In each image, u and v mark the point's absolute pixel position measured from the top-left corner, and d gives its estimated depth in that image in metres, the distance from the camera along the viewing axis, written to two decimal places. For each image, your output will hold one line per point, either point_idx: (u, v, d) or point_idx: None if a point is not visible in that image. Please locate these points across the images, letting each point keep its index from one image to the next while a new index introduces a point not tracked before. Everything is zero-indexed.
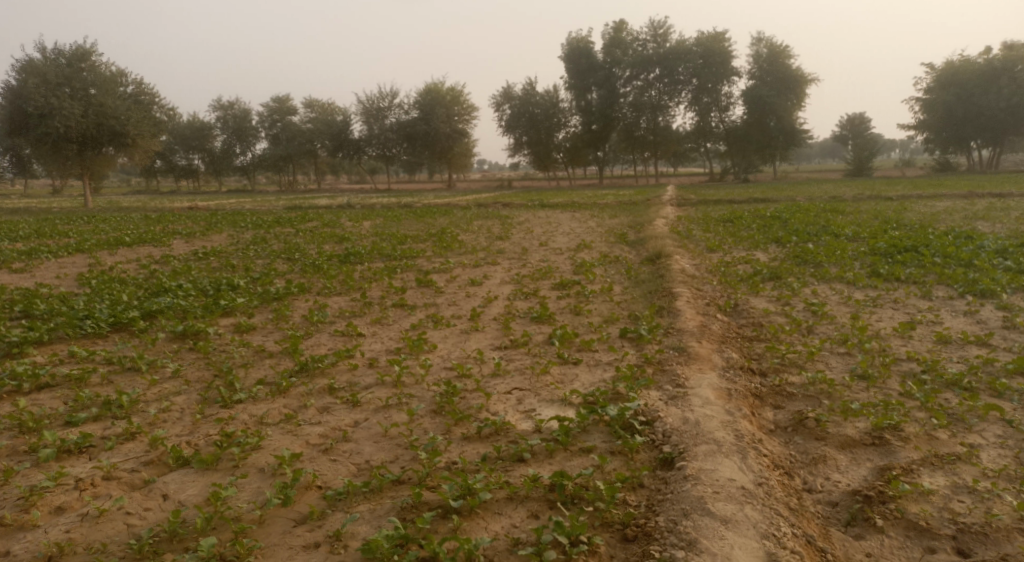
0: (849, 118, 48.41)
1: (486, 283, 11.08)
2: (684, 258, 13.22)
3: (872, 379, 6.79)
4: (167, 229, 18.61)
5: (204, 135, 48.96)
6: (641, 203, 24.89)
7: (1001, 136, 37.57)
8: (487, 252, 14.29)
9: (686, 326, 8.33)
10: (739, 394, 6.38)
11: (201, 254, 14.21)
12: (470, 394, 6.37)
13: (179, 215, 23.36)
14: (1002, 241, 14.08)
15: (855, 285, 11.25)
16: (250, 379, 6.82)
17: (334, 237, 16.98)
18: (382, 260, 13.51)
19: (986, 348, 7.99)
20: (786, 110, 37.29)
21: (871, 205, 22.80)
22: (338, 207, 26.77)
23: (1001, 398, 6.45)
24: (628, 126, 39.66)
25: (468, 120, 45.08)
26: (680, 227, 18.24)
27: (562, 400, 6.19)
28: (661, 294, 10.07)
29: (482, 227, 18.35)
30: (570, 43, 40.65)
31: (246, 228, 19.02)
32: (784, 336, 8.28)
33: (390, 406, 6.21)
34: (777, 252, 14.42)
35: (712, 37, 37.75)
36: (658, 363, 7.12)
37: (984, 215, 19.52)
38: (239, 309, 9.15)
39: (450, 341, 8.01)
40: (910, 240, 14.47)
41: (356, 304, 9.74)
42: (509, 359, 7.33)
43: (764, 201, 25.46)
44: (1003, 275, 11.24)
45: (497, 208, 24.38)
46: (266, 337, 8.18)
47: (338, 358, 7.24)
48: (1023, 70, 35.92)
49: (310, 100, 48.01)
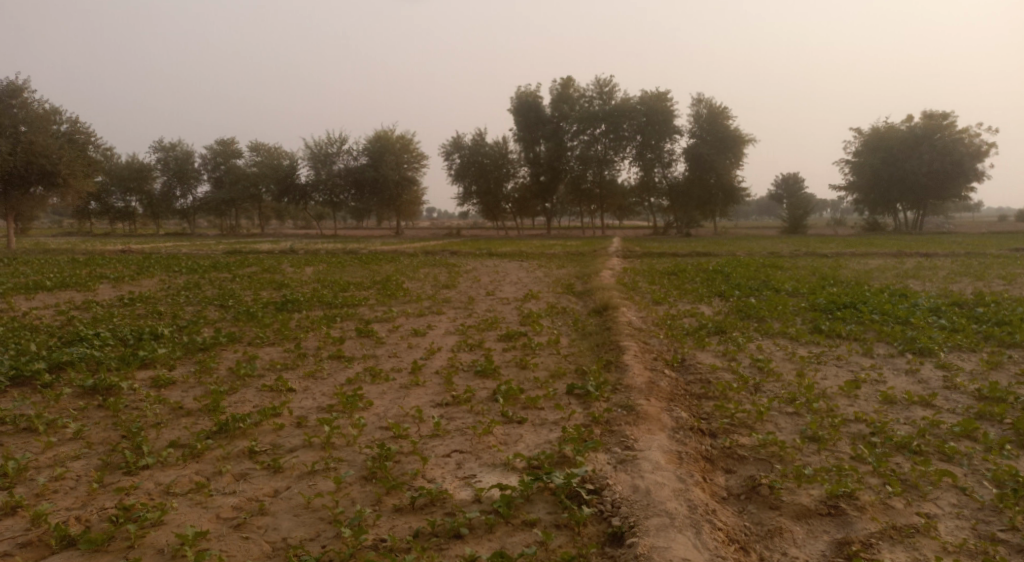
0: (783, 177, 49.83)
1: (430, 333, 10.68)
2: (630, 310, 13.08)
3: (823, 440, 6.58)
4: (95, 272, 17.75)
5: (142, 177, 47.49)
6: (588, 254, 24.94)
7: (924, 199, 39.11)
8: (432, 300, 13.95)
9: (635, 382, 8.05)
10: (690, 457, 6.07)
11: (128, 300, 13.48)
12: (405, 458, 5.92)
13: (109, 258, 22.40)
14: (936, 299, 14.36)
15: (798, 341, 11.21)
16: (161, 441, 6.27)
17: (272, 283, 16.40)
18: (322, 308, 13.02)
19: (930, 409, 7.90)
20: (726, 168, 38.17)
21: (808, 262, 23.27)
22: (280, 252, 26.13)
23: (950, 462, 6.29)
24: (575, 178, 40.08)
25: (417, 168, 44.97)
26: (626, 279, 18.20)
27: (505, 465, 5.79)
28: (608, 348, 9.81)
29: (428, 275, 18.00)
30: (519, 97, 41.04)
31: (179, 272, 18.28)
32: (732, 393, 8.07)
33: (315, 472, 5.73)
34: (721, 305, 14.44)
35: (656, 96, 38.61)
36: (606, 422, 6.78)
37: (914, 273, 20.06)
38: (158, 361, 8.58)
39: (388, 397, 7.55)
40: (848, 296, 14.67)
41: (289, 355, 9.24)
42: (450, 417, 6.89)
43: (707, 254, 25.79)
44: (941, 334, 11.36)
45: (444, 255, 24.11)
46: (186, 392, 7.63)
47: (262, 418, 6.73)
48: (942, 137, 37.59)
49: (255, 144, 47.25)
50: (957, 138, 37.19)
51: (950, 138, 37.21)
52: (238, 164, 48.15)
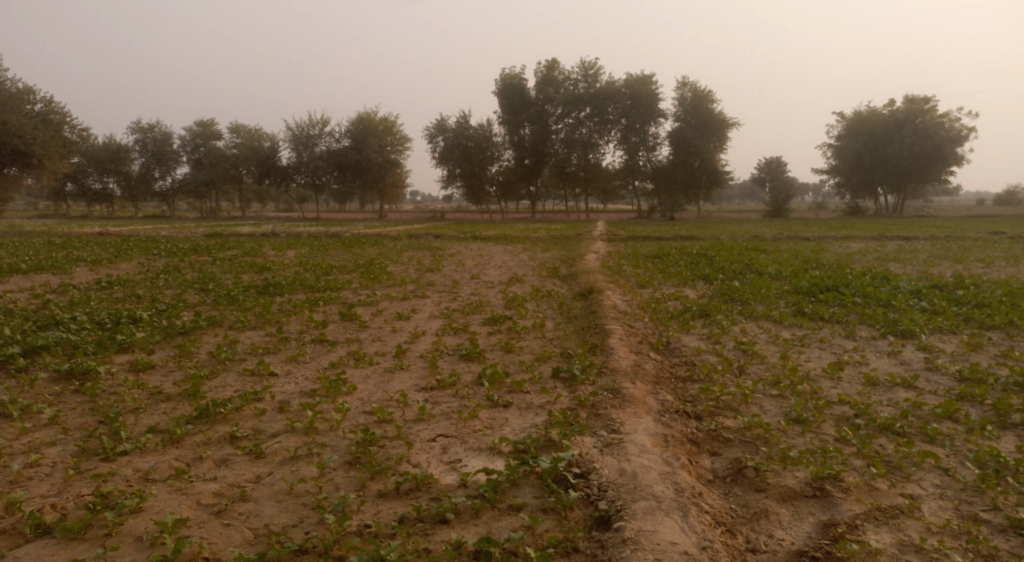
0: (766, 161, 49.96)
1: (414, 317, 10.60)
2: (615, 294, 13.06)
3: (808, 423, 6.59)
4: (72, 255, 17.47)
5: (120, 158, 46.81)
6: (573, 237, 24.87)
7: (904, 183, 39.36)
8: (416, 284, 13.86)
9: (620, 365, 8.03)
10: (676, 440, 6.06)
11: (105, 283, 13.26)
12: (390, 443, 5.87)
13: (86, 241, 22.06)
14: (917, 282, 14.44)
15: (782, 324, 11.25)
16: (139, 426, 6.18)
17: (253, 266, 16.23)
18: (304, 292, 12.89)
19: (913, 391, 7.94)
20: (710, 152, 38.18)
21: (790, 245, 23.33)
22: (261, 235, 25.88)
23: (933, 443, 6.32)
24: (560, 161, 39.94)
25: (400, 150, 44.66)
26: (610, 262, 18.19)
27: (490, 449, 5.75)
28: (593, 331, 9.79)
29: (412, 258, 17.89)
30: (503, 79, 40.74)
31: (158, 256, 18.06)
32: (716, 376, 8.07)
33: (298, 458, 5.67)
34: (705, 288, 14.45)
35: (641, 79, 38.50)
36: (592, 406, 6.76)
37: (896, 256, 20.18)
38: (137, 345, 8.47)
39: (372, 381, 7.48)
40: (830, 279, 14.73)
41: (271, 339, 9.13)
42: (435, 402, 6.83)
43: (690, 238, 25.83)
44: (922, 316, 11.43)
45: (427, 239, 23.97)
46: (165, 376, 7.53)
47: (244, 402, 6.64)
48: (923, 121, 37.81)
49: (236, 125, 46.67)
50: (938, 122, 37.41)
51: (932, 122, 37.41)
52: (218, 146, 47.55)
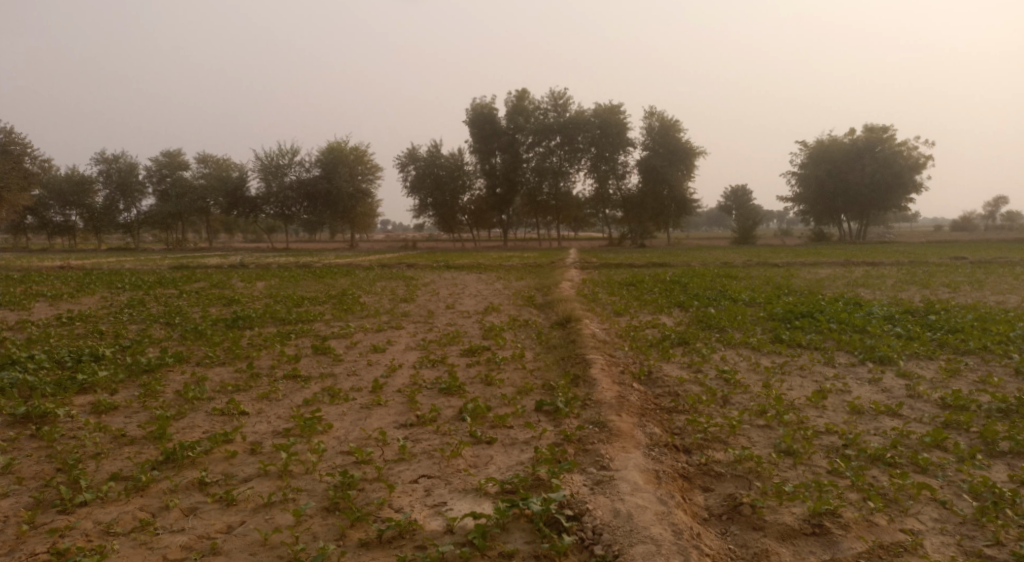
0: (731, 188, 50.51)
1: (390, 349, 10.33)
2: (592, 322, 12.91)
3: (798, 454, 6.44)
4: (32, 290, 16.98)
5: (83, 190, 45.94)
6: (546, 265, 24.77)
7: (867, 210, 40.05)
8: (391, 314, 13.61)
9: (604, 397, 7.84)
10: (668, 476, 5.87)
11: (66, 318, 12.84)
12: (369, 486, 5.61)
13: (46, 275, 21.47)
14: (889, 308, 14.51)
15: (760, 351, 11.15)
16: (101, 474, 5.94)
17: (221, 299, 15.85)
18: (274, 325, 12.57)
19: (898, 419, 7.83)
20: (678, 180, 38.54)
21: (760, 271, 23.51)
22: (230, 266, 25.42)
23: (925, 474, 6.19)
24: (531, 190, 39.99)
25: (371, 180, 44.49)
26: (585, 290, 18.09)
27: (477, 490, 5.51)
28: (574, 361, 9.60)
29: (385, 288, 17.63)
30: (473, 109, 40.78)
31: (122, 289, 17.59)
32: (702, 406, 7.92)
33: (273, 504, 5.39)
34: (681, 316, 14.37)
35: (609, 109, 38.82)
36: (579, 441, 6.55)
37: (864, 282, 20.36)
38: (99, 385, 8.22)
39: (348, 418, 7.20)
40: (805, 306, 14.74)
41: (241, 376, 8.83)
42: (416, 439, 6.59)
43: (661, 265, 25.87)
44: (898, 342, 11.42)
45: (400, 268, 23.71)
46: (129, 419, 7.26)
47: (213, 445, 6.37)
48: (882, 150, 38.57)
49: (202, 155, 46.13)
50: (896, 151, 38.20)
51: (891, 151, 38.16)
52: (185, 176, 46.88)
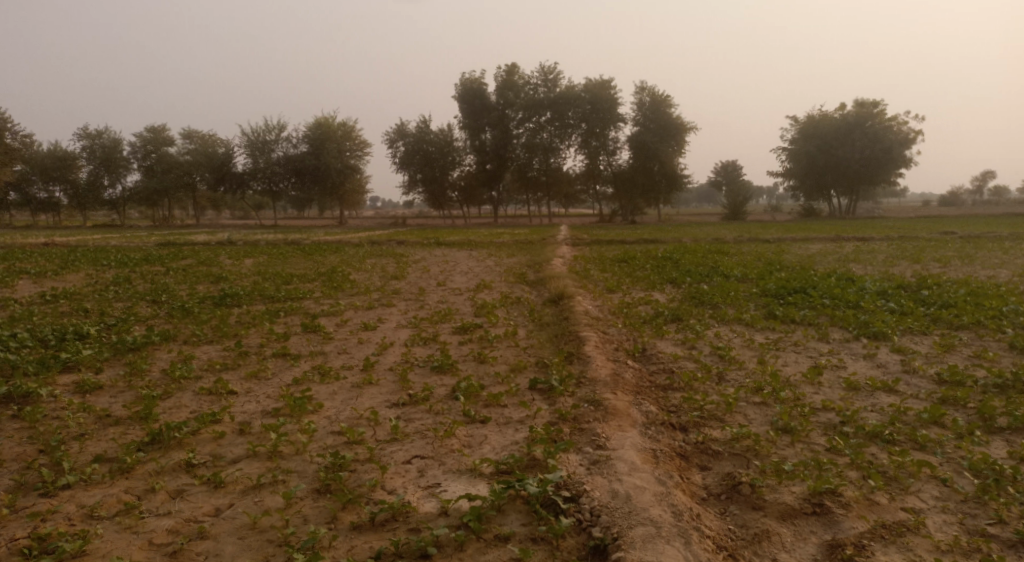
0: (722, 164, 50.26)
1: (381, 327, 10.18)
2: (585, 299, 12.77)
3: (796, 432, 6.36)
4: (16, 267, 16.73)
5: (67, 166, 45.29)
6: (537, 242, 24.59)
7: (856, 186, 39.95)
8: (381, 292, 13.43)
9: (599, 375, 7.73)
10: (665, 456, 5.78)
11: (51, 296, 12.62)
12: (361, 467, 5.49)
13: (30, 252, 21.12)
14: (882, 283, 14.41)
15: (754, 327, 11.06)
16: (85, 455, 5.80)
17: (209, 276, 15.64)
18: (263, 302, 12.39)
19: (895, 395, 7.75)
20: (669, 156, 38.30)
21: (752, 247, 23.40)
22: (218, 243, 25.14)
23: (925, 451, 6.11)
24: (521, 166, 39.71)
25: (359, 156, 44.09)
26: (577, 267, 17.95)
27: (471, 471, 5.41)
28: (567, 339, 9.48)
29: (375, 266, 17.42)
30: (462, 84, 40.35)
31: (108, 266, 17.34)
32: (697, 384, 7.82)
33: (262, 486, 5.26)
34: (674, 292, 14.24)
35: (600, 84, 38.47)
36: (574, 420, 6.45)
37: (856, 257, 20.25)
38: (83, 364, 8.07)
39: (339, 398, 7.07)
40: (797, 281, 14.61)
41: (229, 354, 8.67)
42: (408, 419, 6.46)
43: (652, 241, 25.69)
44: (892, 317, 11.33)
45: (391, 245, 23.48)
46: (114, 399, 7.12)
47: (200, 425, 6.23)
48: (873, 125, 38.37)
49: (188, 131, 45.52)
50: (887, 126, 38.01)
51: (881, 125, 38.04)
52: (170, 152, 46.27)
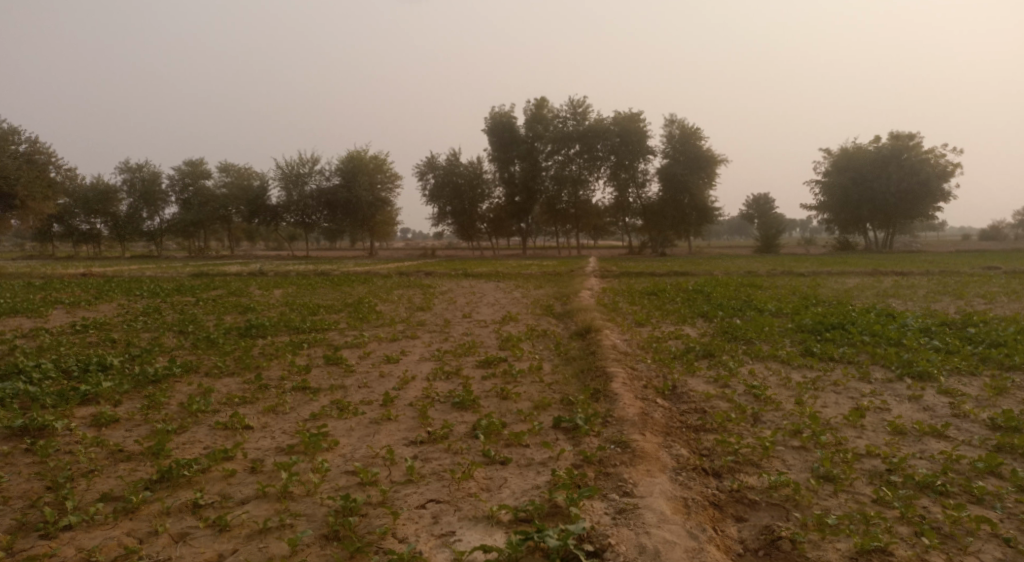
0: (753, 196, 49.60)
1: (403, 360, 9.92)
2: (613, 333, 12.43)
3: (839, 481, 5.94)
4: (51, 297, 16.86)
5: (107, 198, 46.14)
6: (566, 274, 24.27)
7: (892, 219, 39.15)
8: (406, 323, 13.22)
9: (626, 414, 7.37)
10: (698, 505, 5.41)
11: (81, 326, 12.61)
12: (373, 511, 5.20)
13: (67, 282, 21.37)
14: (925, 320, 13.86)
15: (790, 364, 10.60)
16: (91, 493, 5.58)
17: (237, 306, 15.61)
18: (289, 333, 12.23)
19: (946, 441, 7.27)
20: (699, 188, 37.88)
21: (786, 281, 22.90)
22: (249, 273, 25.32)
23: (982, 505, 5.68)
24: (550, 199, 39.64)
25: (391, 188, 44.38)
26: (606, 299, 17.63)
27: (488, 518, 5.10)
28: (594, 375, 9.13)
29: (402, 297, 17.25)
30: (493, 117, 40.46)
31: (139, 297, 17.40)
32: (731, 425, 7.41)
33: (269, 530, 5.01)
34: (706, 327, 13.83)
35: (630, 116, 38.32)
36: (599, 462, 6.09)
37: (894, 293, 19.62)
38: (103, 396, 7.91)
39: (355, 434, 6.79)
40: (835, 317, 14.12)
41: (249, 387, 8.45)
42: (425, 459, 6.15)
43: (684, 274, 25.30)
44: (938, 356, 10.80)
45: (419, 276, 23.35)
46: (128, 433, 6.91)
47: (211, 462, 5.98)
48: (909, 157, 37.69)
49: (225, 164, 46.19)
50: (923, 158, 37.31)
51: (917, 158, 37.31)
52: (207, 184, 46.94)
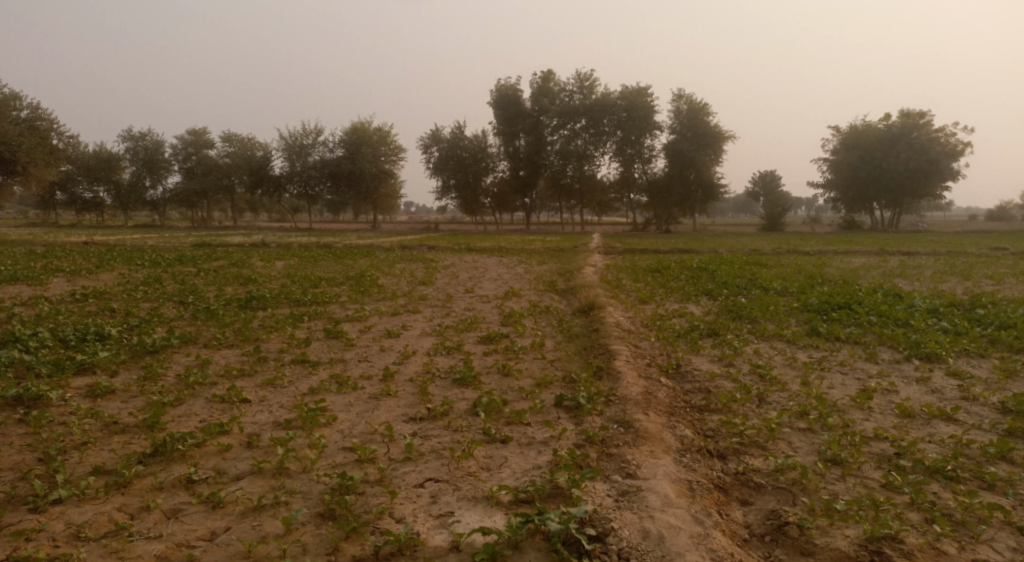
0: (760, 173, 49.13)
1: (404, 334, 9.79)
2: (617, 310, 12.27)
3: (847, 464, 5.81)
4: (52, 265, 16.72)
5: (111, 167, 45.92)
6: (569, 250, 24.06)
7: (900, 198, 38.75)
8: (409, 297, 13.08)
9: (630, 394, 7.23)
10: (703, 488, 5.28)
11: (81, 295, 12.50)
12: (370, 490, 5.09)
13: (68, 250, 21.20)
14: (933, 301, 13.65)
15: (796, 344, 10.45)
16: (83, 466, 5.47)
17: (238, 277, 15.46)
18: (289, 306, 12.10)
19: (955, 425, 7.13)
20: (705, 165, 37.51)
21: (791, 259, 22.68)
22: (252, 245, 25.16)
23: (994, 491, 5.55)
24: (555, 173, 39.31)
25: (395, 161, 44.06)
26: (609, 276, 17.45)
27: (488, 499, 4.98)
28: (597, 353, 8.98)
29: (404, 270, 17.07)
30: (498, 90, 40.03)
31: (141, 266, 17.25)
32: (737, 406, 7.27)
33: (263, 508, 4.90)
34: (710, 305, 13.66)
35: (637, 91, 37.88)
36: (602, 443, 5.96)
37: (901, 273, 19.37)
38: (99, 367, 7.79)
39: (354, 410, 6.66)
40: (841, 296, 13.93)
41: (247, 360, 8.33)
42: (425, 436, 6.02)
43: (688, 251, 25.08)
44: (947, 337, 10.62)
45: (422, 250, 23.15)
46: (124, 405, 6.79)
47: (206, 437, 5.86)
48: (918, 136, 37.22)
49: (228, 134, 45.85)
50: (933, 137, 36.83)
51: (927, 137, 36.84)
52: (211, 154, 46.65)
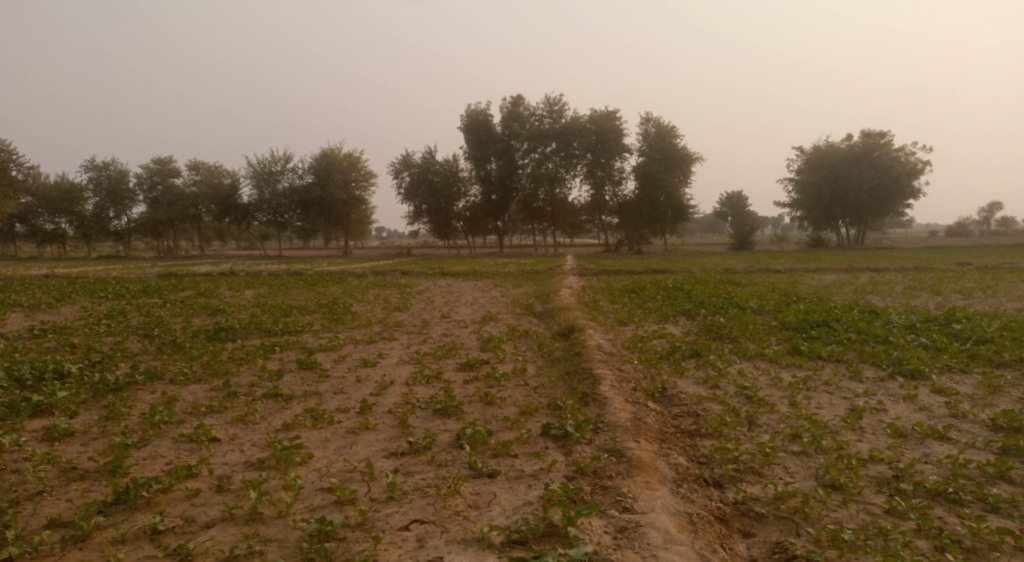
0: (727, 194, 49.50)
1: (380, 363, 9.45)
2: (597, 333, 12.04)
3: (848, 490, 5.58)
4: (10, 299, 16.10)
5: (73, 198, 44.92)
6: (543, 272, 23.88)
7: (864, 216, 39.27)
8: (384, 324, 12.73)
9: (618, 420, 6.97)
10: (703, 520, 5.05)
11: (40, 330, 11.97)
12: (351, 535, 4.78)
13: (28, 284, 20.52)
14: (910, 316, 13.61)
15: (779, 364, 10.28)
16: (37, 519, 5.07)
17: (206, 308, 15.02)
18: (260, 337, 11.68)
19: (950, 444, 6.96)
20: (675, 186, 37.71)
21: (763, 277, 22.71)
22: (219, 273, 24.62)
23: (999, 514, 5.37)
24: (527, 197, 39.25)
25: (366, 186, 43.71)
26: (586, 297, 17.29)
27: (477, 542, 4.70)
28: (581, 377, 8.74)
29: (378, 297, 16.74)
30: (468, 115, 39.99)
31: (104, 298, 16.70)
32: (727, 430, 7.04)
33: (235, 560, 4.56)
34: (689, 325, 13.49)
35: (606, 115, 38.05)
36: (593, 474, 5.70)
37: (873, 289, 19.44)
38: (57, 408, 7.35)
39: (331, 447, 6.33)
40: (819, 314, 13.86)
41: (216, 395, 7.93)
42: (407, 473, 5.71)
43: (661, 271, 25.00)
44: (927, 353, 10.54)
45: (395, 276, 22.81)
46: (84, 448, 6.38)
47: (173, 481, 5.49)
48: (879, 155, 37.80)
49: (195, 162, 45.14)
50: (894, 156, 37.43)
51: (888, 156, 37.42)
52: (176, 183, 45.84)
